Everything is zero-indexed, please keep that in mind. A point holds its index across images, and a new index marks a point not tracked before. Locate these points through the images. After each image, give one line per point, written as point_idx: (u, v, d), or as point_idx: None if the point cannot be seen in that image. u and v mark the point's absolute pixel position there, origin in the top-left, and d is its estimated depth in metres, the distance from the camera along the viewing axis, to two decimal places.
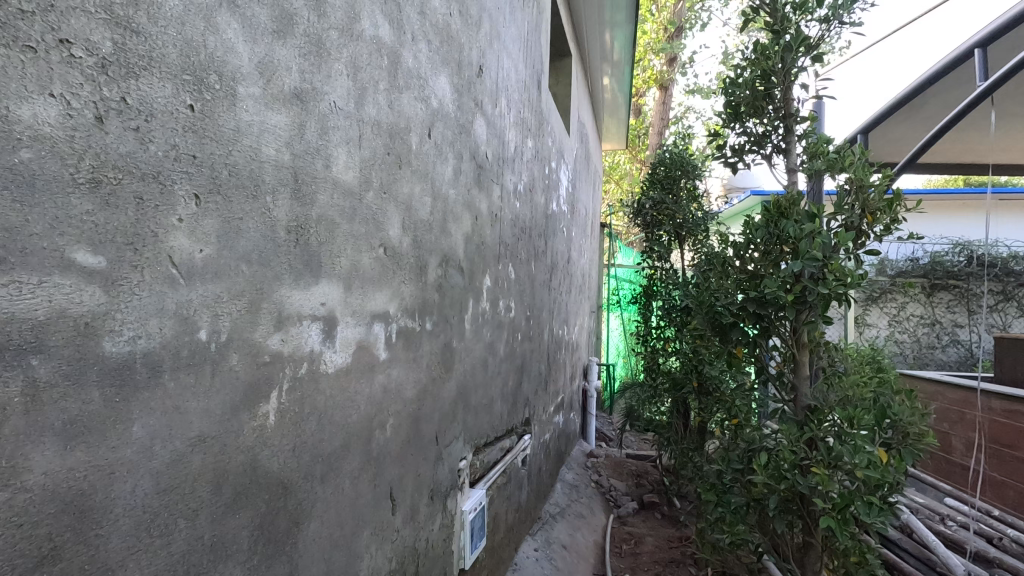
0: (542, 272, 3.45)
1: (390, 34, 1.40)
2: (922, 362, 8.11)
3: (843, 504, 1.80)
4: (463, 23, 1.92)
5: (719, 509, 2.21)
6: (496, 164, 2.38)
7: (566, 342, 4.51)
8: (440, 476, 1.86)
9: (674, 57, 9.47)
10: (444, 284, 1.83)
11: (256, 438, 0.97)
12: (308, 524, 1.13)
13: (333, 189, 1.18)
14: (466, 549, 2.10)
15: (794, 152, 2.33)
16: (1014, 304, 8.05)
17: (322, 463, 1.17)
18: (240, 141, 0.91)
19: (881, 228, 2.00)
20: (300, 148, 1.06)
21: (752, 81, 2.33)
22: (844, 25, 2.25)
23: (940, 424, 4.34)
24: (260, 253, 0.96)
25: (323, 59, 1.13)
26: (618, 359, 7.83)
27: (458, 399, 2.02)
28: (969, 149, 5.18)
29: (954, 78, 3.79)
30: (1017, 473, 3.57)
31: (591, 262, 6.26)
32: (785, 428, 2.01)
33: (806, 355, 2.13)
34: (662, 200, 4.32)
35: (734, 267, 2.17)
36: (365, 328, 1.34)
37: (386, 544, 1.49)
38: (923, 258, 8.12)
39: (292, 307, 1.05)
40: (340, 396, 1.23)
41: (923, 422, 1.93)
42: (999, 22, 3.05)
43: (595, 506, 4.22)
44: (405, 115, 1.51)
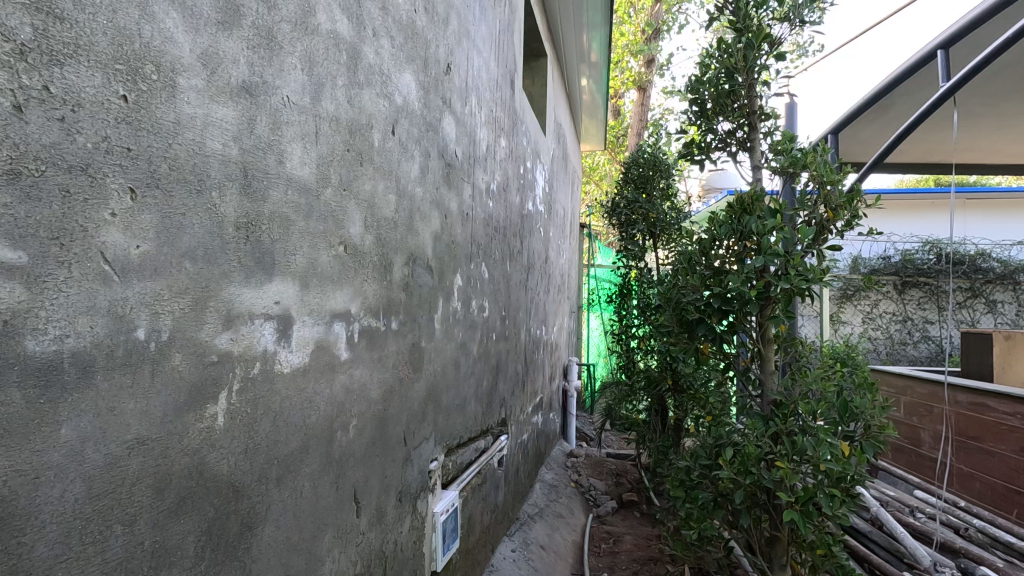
0: (518, 272, 3.43)
1: (349, 28, 1.38)
2: (895, 358, 8.29)
3: (806, 497, 1.83)
4: (429, 20, 1.91)
5: (686, 505, 2.23)
6: (467, 163, 2.37)
7: (544, 342, 4.51)
8: (409, 478, 1.84)
9: (652, 58, 9.55)
10: (411, 284, 1.81)
11: (202, 440, 0.94)
12: (263, 528, 1.10)
13: (288, 185, 1.16)
14: (438, 552, 2.08)
15: (759, 150, 2.35)
16: (981, 300, 8.30)
17: (277, 466, 1.14)
18: (181, 134, 0.88)
19: (843, 225, 2.03)
20: (250, 143, 1.04)
21: (717, 79, 2.37)
22: (806, 25, 2.29)
23: (909, 418, 4.43)
24: (205, 249, 0.93)
25: (275, 52, 1.11)
26: (599, 359, 7.85)
27: (428, 399, 2.00)
28: (936, 150, 5.31)
29: (920, 79, 3.87)
30: (983, 465, 3.65)
31: (570, 262, 6.28)
32: (750, 423, 2.03)
33: (771, 350, 2.16)
34: (636, 199, 4.35)
35: (702, 263, 2.17)
36: (324, 327, 1.32)
37: (350, 548, 1.47)
38: (894, 256, 8.30)
39: (242, 305, 1.03)
40: (297, 397, 1.21)
41: (883, 414, 1.97)
42: (960, 24, 3.12)
43: (574, 506, 4.22)
44: (366, 111, 1.48)
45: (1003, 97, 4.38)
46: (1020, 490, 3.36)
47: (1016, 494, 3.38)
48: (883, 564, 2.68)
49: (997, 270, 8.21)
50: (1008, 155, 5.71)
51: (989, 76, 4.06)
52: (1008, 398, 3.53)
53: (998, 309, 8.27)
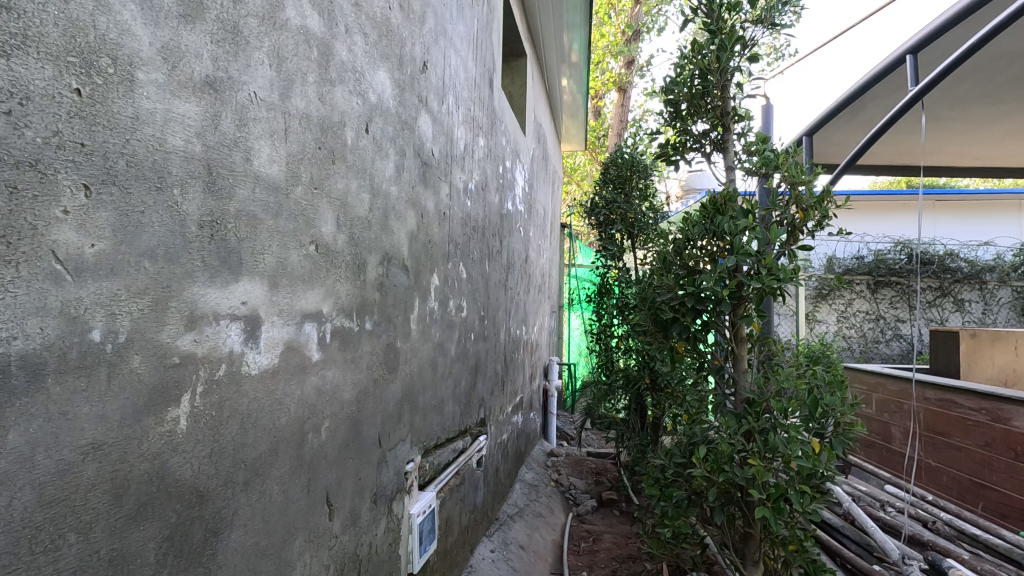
0: (497, 272, 3.42)
1: (320, 24, 1.36)
2: (868, 356, 8.45)
3: (777, 495, 1.85)
4: (404, 17, 1.89)
5: (661, 503, 2.24)
6: (444, 162, 2.35)
7: (524, 342, 4.51)
8: (384, 480, 1.82)
9: (632, 59, 9.61)
10: (385, 283, 1.79)
11: (164, 443, 0.92)
12: (228, 534, 1.07)
13: (255, 183, 1.14)
14: (414, 553, 2.06)
15: (732, 150, 2.38)
16: (949, 300, 8.51)
17: (245, 469, 1.12)
18: (140, 129, 0.86)
19: (813, 226, 2.06)
20: (214, 139, 1.01)
21: (691, 81, 2.39)
22: (778, 28, 2.33)
23: (880, 415, 4.52)
24: (166, 248, 0.91)
25: (241, 47, 1.08)
26: (580, 358, 7.87)
27: (404, 400, 1.98)
28: (905, 153, 5.45)
29: (891, 84, 3.96)
30: (951, 460, 3.75)
31: (551, 261, 6.28)
32: (724, 421, 2.05)
33: (744, 349, 2.19)
34: (615, 199, 4.38)
35: (676, 262, 2.18)
36: (295, 327, 1.29)
37: (323, 552, 1.44)
38: (868, 257, 8.49)
39: (206, 305, 1.00)
40: (265, 399, 1.18)
41: (851, 412, 2.01)
42: (928, 30, 3.21)
43: (555, 506, 4.22)
44: (338, 109, 1.46)
45: (970, 102, 4.51)
46: (986, 484, 3.44)
47: (983, 487, 3.47)
48: (854, 559, 2.72)
49: (964, 270, 8.46)
50: (973, 158, 5.89)
51: (956, 80, 4.18)
52: (975, 394, 3.63)
53: (966, 308, 8.51)
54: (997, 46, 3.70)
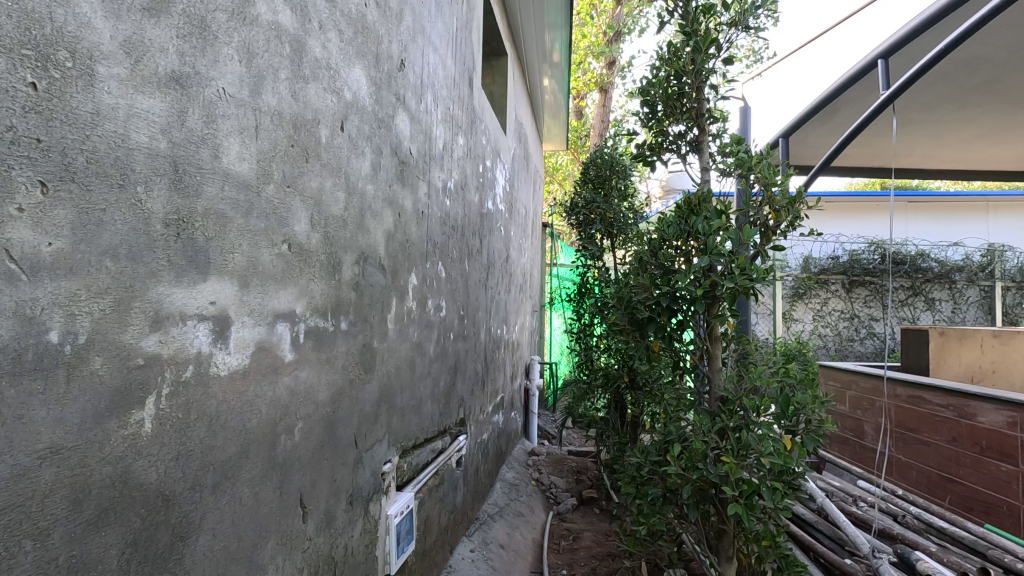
0: (477, 271, 3.41)
1: (292, 20, 1.34)
2: (843, 353, 8.64)
3: (749, 491, 1.87)
4: (380, 15, 1.87)
5: (636, 500, 2.26)
6: (422, 161, 2.34)
7: (505, 341, 4.51)
8: (360, 481, 1.80)
9: (613, 60, 9.66)
10: (362, 283, 1.78)
11: (127, 446, 0.90)
12: (196, 538, 1.05)
13: (224, 181, 1.12)
14: (392, 555, 2.04)
15: (707, 151, 2.40)
16: (920, 299, 8.73)
17: (214, 472, 1.10)
18: (100, 125, 0.85)
19: (784, 227, 2.10)
20: (181, 136, 1.00)
21: (667, 82, 2.41)
22: (753, 31, 2.36)
23: (853, 412, 4.61)
24: (128, 247, 0.89)
25: (208, 42, 1.06)
26: (561, 357, 7.90)
27: (381, 400, 1.97)
28: (877, 155, 5.58)
29: (863, 88, 4.05)
30: (920, 455, 3.84)
31: (532, 261, 6.29)
32: (698, 419, 2.07)
33: (719, 348, 2.21)
34: (594, 200, 4.41)
35: (652, 262, 2.20)
36: (266, 328, 1.27)
37: (296, 554, 1.42)
38: (843, 257, 8.66)
39: (172, 306, 0.98)
40: (235, 401, 1.16)
41: (823, 410, 2.04)
42: (898, 36, 3.29)
43: (535, 504, 4.24)
44: (312, 107, 1.45)
45: (939, 106, 4.64)
46: (953, 478, 3.54)
47: (950, 481, 3.57)
48: (827, 553, 2.77)
49: (935, 270, 8.68)
50: (943, 161, 6.05)
51: (925, 85, 4.29)
52: (943, 391, 3.73)
53: (936, 307, 8.74)
54: (965, 52, 3.81)
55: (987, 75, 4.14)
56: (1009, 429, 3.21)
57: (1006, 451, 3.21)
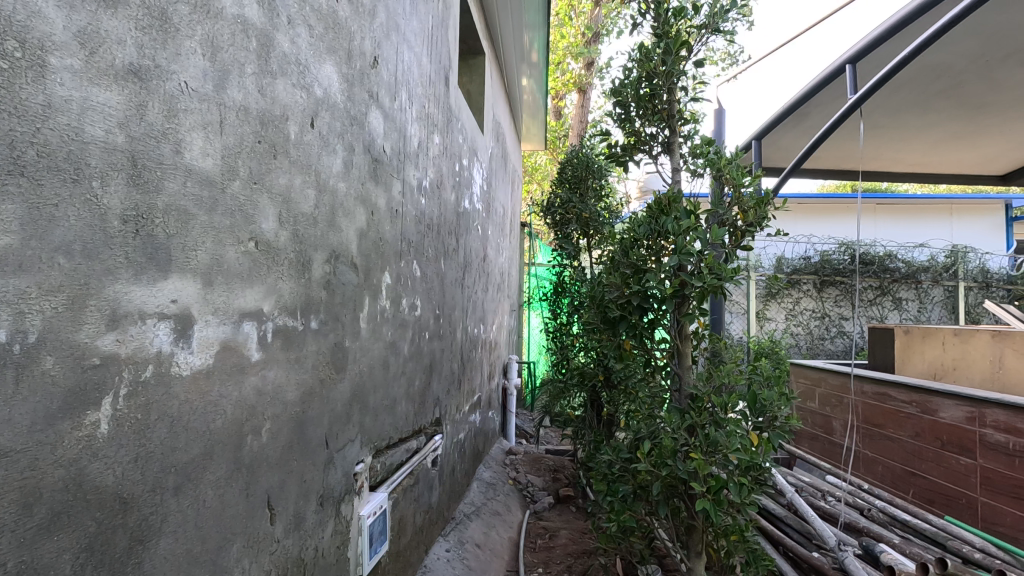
0: (453, 270, 3.40)
1: (259, 14, 1.32)
2: (814, 352, 8.85)
3: (717, 487, 1.90)
4: (352, 11, 1.85)
5: (608, 498, 2.28)
6: (396, 159, 2.32)
7: (482, 340, 4.50)
8: (331, 482, 1.78)
9: (592, 61, 9.71)
10: (333, 282, 1.76)
11: (82, 448, 0.88)
12: (157, 542, 1.03)
13: (186, 176, 1.09)
14: (364, 555, 2.02)
15: (677, 153, 2.44)
16: (888, 299, 9.01)
17: (175, 474, 1.07)
18: (52, 118, 0.83)
19: (752, 227, 2.13)
20: (140, 130, 0.98)
21: (638, 83, 2.43)
22: (722, 33, 2.39)
23: (823, 408, 4.72)
24: (83, 244, 0.88)
25: (170, 35, 1.04)
26: (540, 356, 7.93)
27: (353, 400, 1.95)
28: (846, 158, 5.73)
29: (832, 92, 4.15)
30: (886, 450, 3.95)
31: (510, 260, 6.30)
32: (668, 416, 2.09)
33: (689, 346, 2.24)
34: (570, 199, 4.44)
35: (624, 262, 2.21)
36: (231, 327, 1.25)
37: (263, 557, 1.40)
38: (814, 257, 8.86)
39: (130, 304, 0.96)
40: (199, 401, 1.14)
41: (788, 407, 2.08)
42: (864, 42, 3.40)
43: (512, 503, 4.25)
44: (280, 103, 1.43)
45: (904, 111, 4.77)
46: (917, 472, 3.65)
47: (913, 475, 3.67)
48: (795, 547, 2.83)
49: (902, 270, 8.94)
50: (908, 164, 6.24)
51: (891, 91, 4.42)
52: (907, 387, 3.83)
53: (903, 306, 9.03)
54: (928, 59, 3.93)
55: (950, 81, 4.28)
56: (969, 424, 3.32)
57: (965, 445, 3.32)
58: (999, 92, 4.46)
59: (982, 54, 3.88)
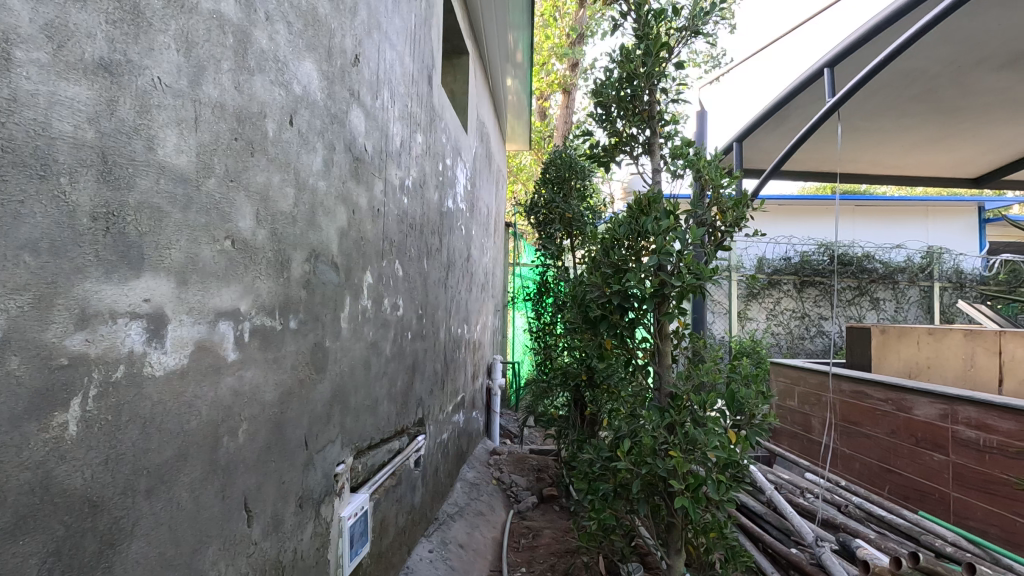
0: (436, 270, 3.39)
1: (236, 10, 1.30)
2: (794, 351, 8.98)
3: (696, 484, 1.93)
4: (333, 8, 1.83)
5: (588, 496, 2.29)
6: (378, 158, 2.31)
7: (466, 340, 4.49)
8: (311, 483, 1.76)
9: (576, 62, 9.73)
10: (312, 281, 1.74)
11: (49, 450, 0.87)
12: (130, 545, 1.02)
13: (160, 173, 1.07)
14: (345, 557, 2.01)
15: (658, 154, 2.46)
16: (866, 298, 9.19)
17: (149, 476, 1.06)
18: (18, 113, 0.82)
19: (730, 227, 2.17)
20: (111, 126, 0.96)
21: (619, 85, 2.44)
22: (703, 36, 2.41)
23: (803, 407, 4.79)
24: (50, 241, 0.87)
25: (142, 29, 1.03)
26: (524, 356, 7.94)
27: (334, 401, 1.93)
28: (824, 160, 5.82)
29: (811, 95, 4.22)
30: (863, 447, 4.02)
31: (494, 260, 6.30)
32: (648, 415, 2.11)
33: (669, 345, 2.27)
34: (553, 199, 4.45)
35: (604, 261, 2.22)
36: (207, 326, 1.23)
37: (240, 560, 1.38)
38: (795, 258, 8.99)
39: (101, 303, 0.95)
40: (172, 402, 1.12)
41: (765, 404, 2.11)
42: (842, 46, 3.47)
43: (496, 503, 4.25)
44: (258, 100, 1.41)
45: (881, 114, 4.86)
46: (892, 468, 3.72)
47: (889, 472, 3.75)
48: (774, 543, 2.88)
49: (879, 271, 9.11)
50: (885, 167, 6.37)
51: (868, 95, 4.51)
52: (883, 385, 3.91)
53: (881, 306, 9.21)
54: (904, 64, 4.01)
55: (925, 86, 4.37)
56: (941, 420, 3.40)
57: (938, 441, 3.40)
58: (972, 97, 4.58)
59: (955, 60, 3.97)
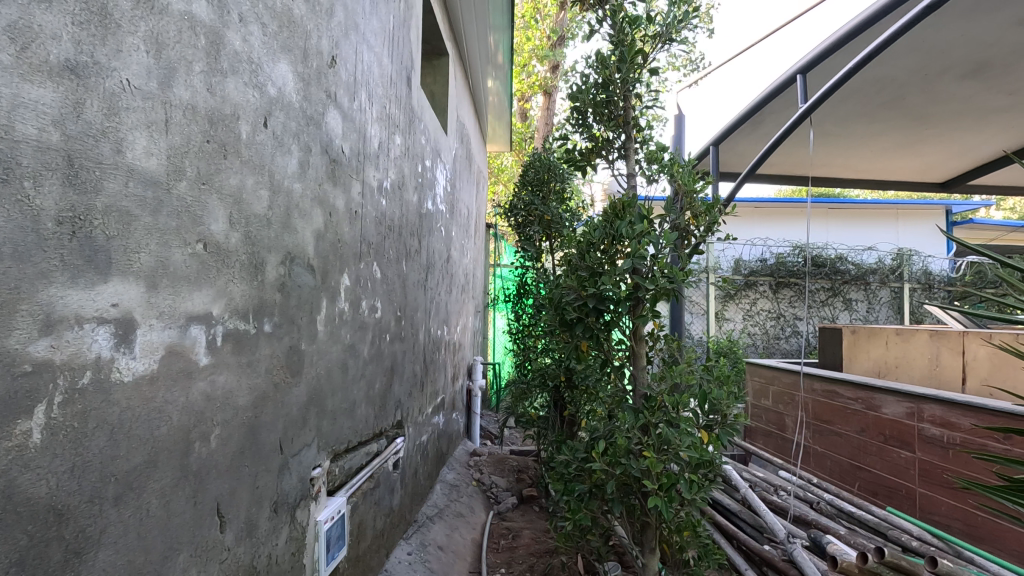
0: (415, 271, 3.38)
1: (208, 11, 1.29)
2: (770, 351, 9.16)
3: (668, 484, 1.96)
4: (309, 10, 1.82)
5: (564, 497, 2.32)
6: (355, 160, 2.30)
7: (446, 342, 4.49)
8: (286, 487, 1.75)
9: (557, 64, 9.80)
10: (288, 284, 1.73)
11: (12, 459, 0.85)
12: (97, 553, 1.00)
13: (128, 177, 1.06)
14: (321, 562, 2.00)
15: (633, 158, 2.50)
16: (839, 299, 9.41)
17: (117, 483, 1.04)
18: None
19: (701, 230, 2.22)
20: (76, 129, 0.95)
21: (594, 89, 2.48)
22: (678, 42, 2.45)
23: (777, 405, 4.89)
24: (13, 246, 0.86)
25: (111, 31, 1.02)
26: (504, 357, 7.95)
27: (310, 404, 1.92)
28: (797, 164, 5.95)
29: (785, 100, 4.31)
30: (834, 445, 4.12)
31: (475, 261, 6.31)
32: (622, 416, 2.14)
33: (643, 347, 2.30)
34: (532, 201, 4.48)
35: (580, 264, 2.24)
36: (178, 331, 1.22)
37: (212, 566, 1.37)
38: (770, 259, 9.15)
39: (66, 308, 0.94)
40: (143, 408, 1.11)
41: (737, 404, 2.16)
42: (813, 54, 3.57)
43: (476, 504, 4.25)
44: (231, 101, 1.40)
45: (851, 120, 4.99)
46: (862, 465, 3.82)
47: (859, 469, 3.84)
48: (748, 541, 2.94)
49: (851, 272, 9.34)
50: (855, 171, 6.53)
51: (839, 101, 4.63)
52: (853, 385, 4.01)
53: (853, 307, 9.44)
54: (873, 71, 4.13)
55: (893, 93, 4.50)
56: (908, 419, 3.50)
57: (905, 439, 3.50)
58: (938, 105, 4.72)
59: (920, 69, 4.10)
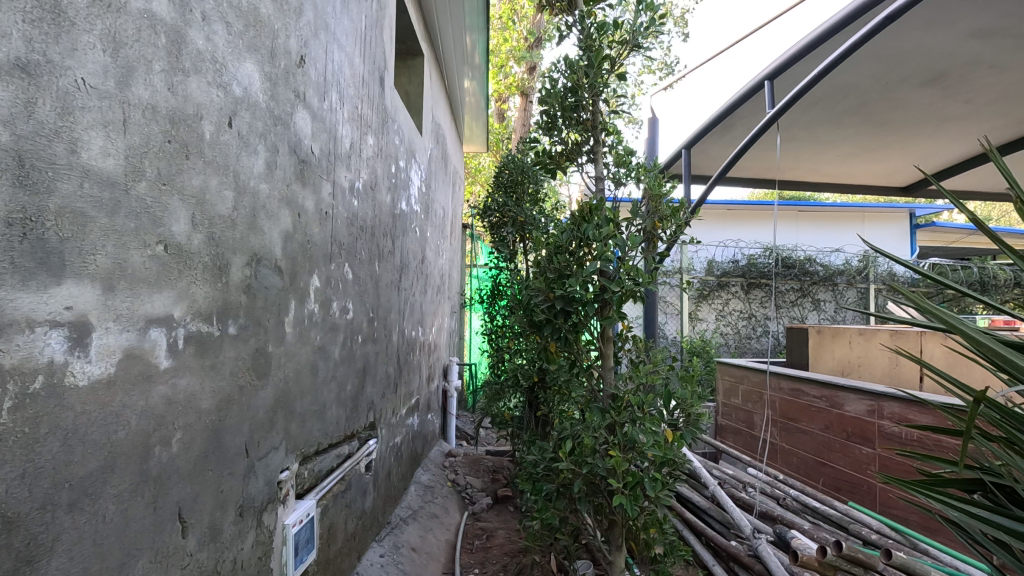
0: (388, 272, 3.36)
1: (168, 10, 1.27)
2: (741, 350, 9.35)
3: (633, 482, 1.99)
4: (276, 9, 1.81)
5: (534, 496, 2.35)
6: (325, 160, 2.28)
7: (420, 343, 4.48)
8: (252, 491, 1.73)
9: (534, 66, 9.87)
10: (254, 286, 1.71)
11: None
12: (49, 561, 0.98)
13: (84, 177, 1.04)
14: (289, 565, 1.98)
15: (601, 162, 2.53)
16: (808, 300, 9.66)
17: (71, 489, 1.02)
18: None
19: (668, 234, 2.27)
20: (27, 129, 0.94)
21: (563, 93, 2.50)
22: (646, 48, 2.48)
23: (746, 404, 4.99)
24: None
25: (63, 29, 1.00)
26: (481, 358, 7.95)
27: (277, 407, 1.90)
28: (766, 168, 6.08)
29: (753, 105, 4.40)
30: (800, 441, 4.23)
31: (451, 262, 6.29)
32: (589, 416, 2.17)
33: (611, 348, 2.33)
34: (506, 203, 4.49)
35: (549, 266, 2.26)
36: (137, 334, 1.20)
37: (173, 571, 1.35)
38: (741, 260, 9.31)
39: (16, 312, 0.92)
40: (99, 412, 1.09)
41: (701, 403, 2.21)
42: (780, 60, 3.66)
43: (450, 505, 4.25)
44: (194, 101, 1.38)
45: (818, 125, 5.13)
46: (826, 462, 3.93)
47: (823, 465, 3.95)
48: (715, 536, 3.00)
49: (820, 273, 9.60)
50: (823, 174, 6.70)
51: (805, 106, 4.75)
52: (818, 383, 4.13)
53: (821, 307, 9.71)
54: (838, 78, 4.25)
55: (857, 100, 4.64)
56: (869, 416, 3.61)
57: (866, 435, 3.62)
58: (899, 112, 4.89)
59: (882, 76, 4.24)
